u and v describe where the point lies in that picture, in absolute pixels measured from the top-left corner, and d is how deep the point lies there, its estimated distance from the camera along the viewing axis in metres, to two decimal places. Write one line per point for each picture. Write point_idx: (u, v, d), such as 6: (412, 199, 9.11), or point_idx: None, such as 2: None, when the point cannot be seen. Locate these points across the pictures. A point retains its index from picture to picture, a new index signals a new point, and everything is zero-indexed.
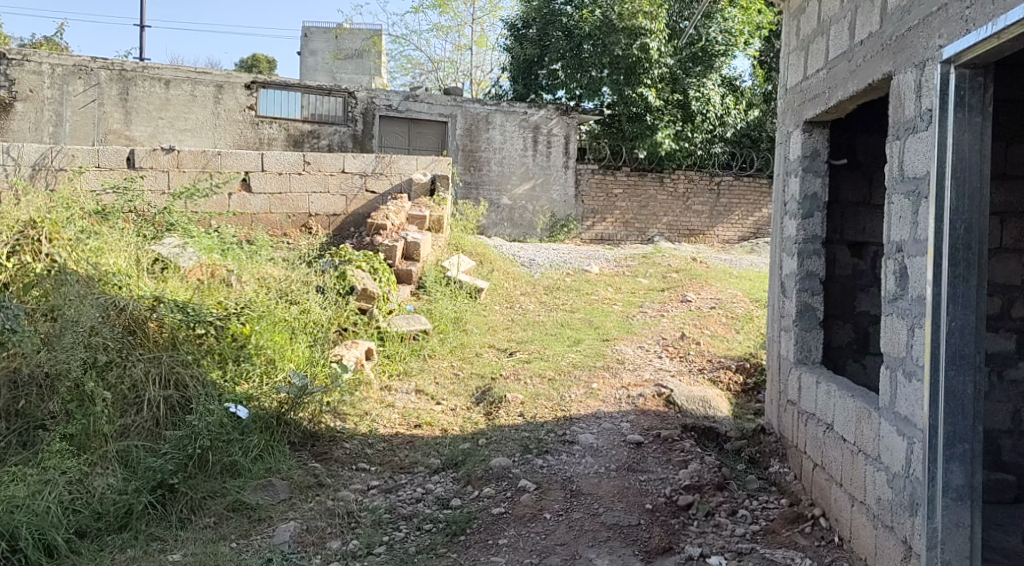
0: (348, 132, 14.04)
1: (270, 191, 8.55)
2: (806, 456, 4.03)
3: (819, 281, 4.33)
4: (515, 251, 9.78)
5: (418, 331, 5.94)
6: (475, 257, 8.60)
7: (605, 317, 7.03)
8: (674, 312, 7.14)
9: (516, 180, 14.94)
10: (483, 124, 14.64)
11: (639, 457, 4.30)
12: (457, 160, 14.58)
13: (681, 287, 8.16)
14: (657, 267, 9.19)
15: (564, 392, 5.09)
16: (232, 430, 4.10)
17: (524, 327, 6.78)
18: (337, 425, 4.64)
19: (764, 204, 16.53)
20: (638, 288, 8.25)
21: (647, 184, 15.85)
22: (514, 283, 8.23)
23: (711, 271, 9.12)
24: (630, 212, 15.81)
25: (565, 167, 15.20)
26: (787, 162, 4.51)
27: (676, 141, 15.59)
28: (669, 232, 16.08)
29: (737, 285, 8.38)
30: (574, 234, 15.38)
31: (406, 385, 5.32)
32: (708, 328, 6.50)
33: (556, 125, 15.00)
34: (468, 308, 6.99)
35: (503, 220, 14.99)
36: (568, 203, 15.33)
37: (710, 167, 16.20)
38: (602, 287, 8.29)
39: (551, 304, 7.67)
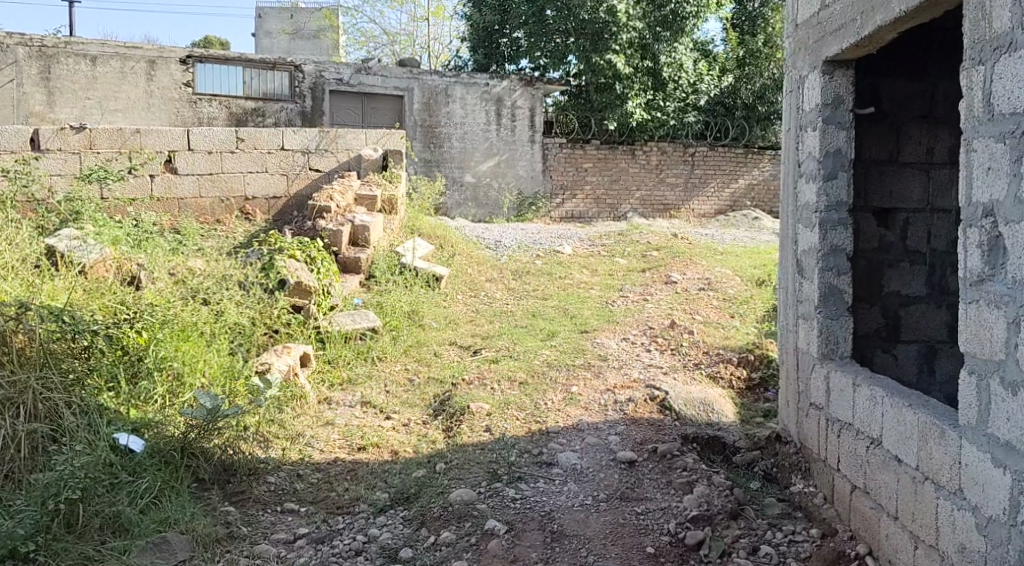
0: (297, 109, 13.05)
1: (200, 171, 7.63)
2: (841, 476, 3.24)
3: (846, 257, 3.54)
4: (480, 232, 8.93)
5: (365, 329, 5.07)
6: (434, 240, 7.73)
7: (583, 304, 6.21)
8: (658, 294, 6.35)
9: (479, 156, 14.08)
10: (442, 98, 13.73)
11: (633, 480, 3.50)
12: (416, 138, 13.69)
13: (664, 266, 7.37)
14: (635, 245, 8.39)
15: (538, 398, 4.26)
16: (120, 472, 3.27)
17: (491, 319, 5.94)
18: (259, 452, 3.78)
19: (740, 174, 15.84)
20: (616, 269, 7.46)
21: (618, 157, 15.06)
22: (478, 269, 7.37)
23: (694, 247, 8.35)
24: (601, 188, 15.02)
25: (531, 141, 14.39)
26: (801, 114, 3.71)
27: (648, 110, 14.98)
28: (643, 207, 15.32)
29: (725, 263, 7.61)
30: (543, 213, 14.60)
31: (350, 397, 4.46)
32: (701, 314, 5.71)
33: (520, 97, 14.18)
34: (426, 299, 6.13)
35: (467, 200, 14.14)
36: (535, 179, 14.52)
37: (683, 137, 15.46)
38: (576, 269, 7.47)
39: (520, 291, 6.83)
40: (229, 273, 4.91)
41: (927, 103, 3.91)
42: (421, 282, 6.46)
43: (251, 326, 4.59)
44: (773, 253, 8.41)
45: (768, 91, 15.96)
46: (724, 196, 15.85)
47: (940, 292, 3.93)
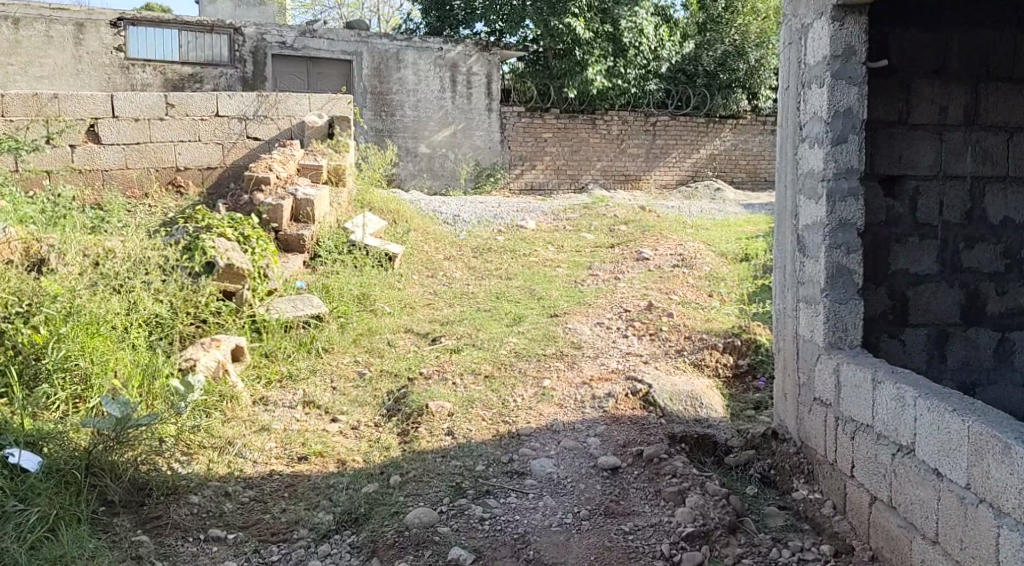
0: (239, 76, 12.26)
1: (126, 141, 6.93)
2: (855, 485, 2.82)
3: (856, 233, 3.10)
4: (436, 206, 8.35)
5: (307, 316, 4.54)
6: (387, 214, 7.17)
7: (550, 286, 5.73)
8: (628, 274, 5.91)
9: (434, 126, 13.47)
10: (393, 63, 13.08)
11: (617, 491, 3.04)
12: (366, 106, 13.03)
13: (634, 242, 6.93)
14: (602, 219, 7.92)
15: (505, 394, 3.78)
16: (7, 499, 2.70)
17: (451, 304, 5.44)
18: (179, 467, 3.23)
19: (701, 144, 15.45)
20: (583, 245, 7.02)
21: (578, 127, 14.59)
22: (436, 246, 6.83)
23: (663, 221, 7.92)
24: (561, 158, 14.58)
25: (488, 110, 13.85)
26: (804, 68, 3.24)
27: (608, 78, 14.42)
28: (604, 178, 14.90)
29: (697, 237, 7.20)
30: (501, 184, 14.10)
31: (290, 396, 3.92)
32: (679, 293, 5.28)
33: (476, 63, 13.60)
34: (378, 281, 5.59)
35: (422, 172, 13.54)
36: (493, 150, 14.00)
37: (644, 106, 15.02)
38: (541, 245, 6.99)
39: (482, 270, 6.32)
40: (146, 254, 4.30)
41: (940, 58, 3.48)
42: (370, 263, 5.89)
43: (171, 317, 4.01)
44: (745, 225, 8.02)
45: (730, 58, 15.54)
46: (686, 166, 15.46)
47: (953, 269, 3.52)
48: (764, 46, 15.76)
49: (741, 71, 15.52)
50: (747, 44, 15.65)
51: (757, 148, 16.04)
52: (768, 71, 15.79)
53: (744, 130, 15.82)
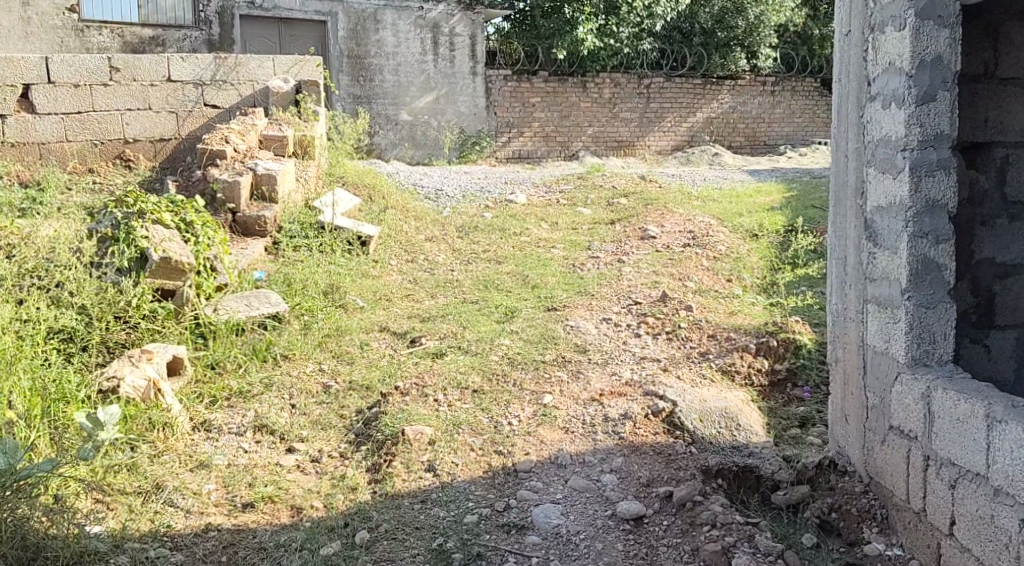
0: (204, 38, 11.39)
1: (65, 110, 6.13)
2: (955, 547, 2.23)
3: (947, 217, 2.43)
4: (418, 179, 7.62)
5: (263, 316, 3.84)
6: (362, 189, 6.44)
7: (545, 273, 5.06)
8: (633, 257, 5.24)
9: (416, 91, 12.69)
10: (371, 24, 12.24)
11: (647, 552, 2.38)
12: (343, 70, 12.20)
13: (637, 218, 6.26)
14: (599, 192, 7.22)
15: (499, 415, 3.12)
16: None
17: (434, 296, 4.75)
18: (88, 525, 2.51)
19: (697, 108, 14.82)
20: (580, 221, 6.35)
21: (568, 91, 13.85)
22: (417, 226, 6.13)
23: (666, 192, 7.23)
24: (551, 124, 13.84)
25: (473, 73, 13.07)
26: (875, 6, 2.53)
27: (600, 37, 13.61)
28: (596, 144, 14.20)
29: (706, 210, 6.52)
30: (487, 153, 13.36)
31: (238, 419, 3.22)
32: (694, 280, 4.62)
33: (459, 24, 12.79)
34: (350, 268, 4.89)
35: (403, 140, 12.78)
36: (478, 116, 13.26)
37: (638, 67, 14.23)
38: (533, 223, 6.30)
39: (468, 252, 5.63)
40: (54, 249, 3.58)
41: None
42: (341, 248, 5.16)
43: (86, 329, 3.30)
44: (755, 196, 7.34)
45: (728, 15, 14.74)
46: (681, 131, 14.83)
47: None
48: (763, 3, 14.88)
49: (740, 29, 14.76)
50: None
51: (756, 111, 15.37)
52: (767, 29, 15.03)
53: (742, 92, 15.17)
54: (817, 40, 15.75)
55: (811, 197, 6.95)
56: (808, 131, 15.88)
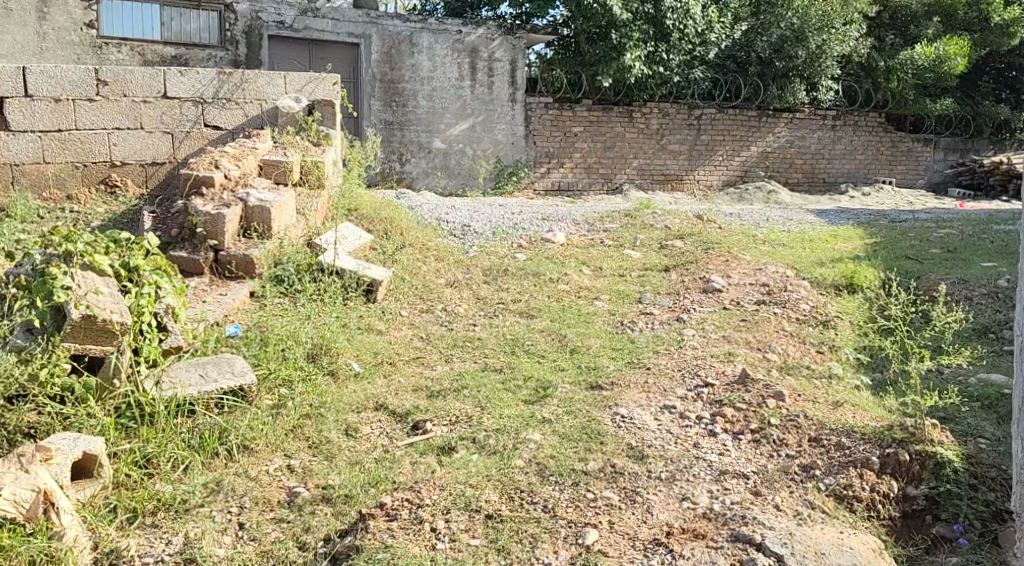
0: (229, 58, 10.76)
1: (43, 128, 5.40)
2: None
3: None
4: (443, 212, 6.77)
5: (220, 393, 2.93)
6: (377, 222, 5.59)
7: (587, 332, 4.14)
8: (695, 318, 4.27)
9: (451, 117, 12.04)
10: (406, 47, 11.58)
11: None
12: (374, 95, 11.53)
13: (696, 265, 5.32)
14: (649, 233, 6.29)
15: (521, 561, 2.18)
16: None
17: (449, 359, 3.85)
18: None
19: (751, 140, 14.10)
20: (629, 266, 5.43)
21: (612, 120, 13.12)
22: (437, 268, 5.28)
23: (728, 235, 6.29)
24: (593, 155, 13.16)
25: (512, 100, 12.45)
26: None
27: (648, 65, 12.72)
28: (641, 177, 13.51)
29: (778, 259, 5.57)
30: (524, 184, 12.75)
31: (158, 548, 2.37)
32: (777, 354, 3.67)
33: (499, 48, 12.20)
34: (349, 322, 4.02)
35: (435, 169, 12.11)
36: (515, 145, 12.61)
37: (689, 97, 13.42)
38: (573, 267, 5.39)
39: (494, 301, 4.75)
40: None
41: None
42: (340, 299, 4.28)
43: None
44: (831, 242, 6.40)
45: (787, 44, 13.56)
46: (734, 165, 14.13)
47: None
48: (826, 30, 13.56)
49: (800, 59, 13.65)
50: (807, 28, 13.46)
51: (816, 145, 14.56)
52: (830, 59, 13.84)
53: (801, 125, 14.37)
54: (881, 73, 14.38)
55: (900, 245, 5.96)
56: (870, 169, 15.01)
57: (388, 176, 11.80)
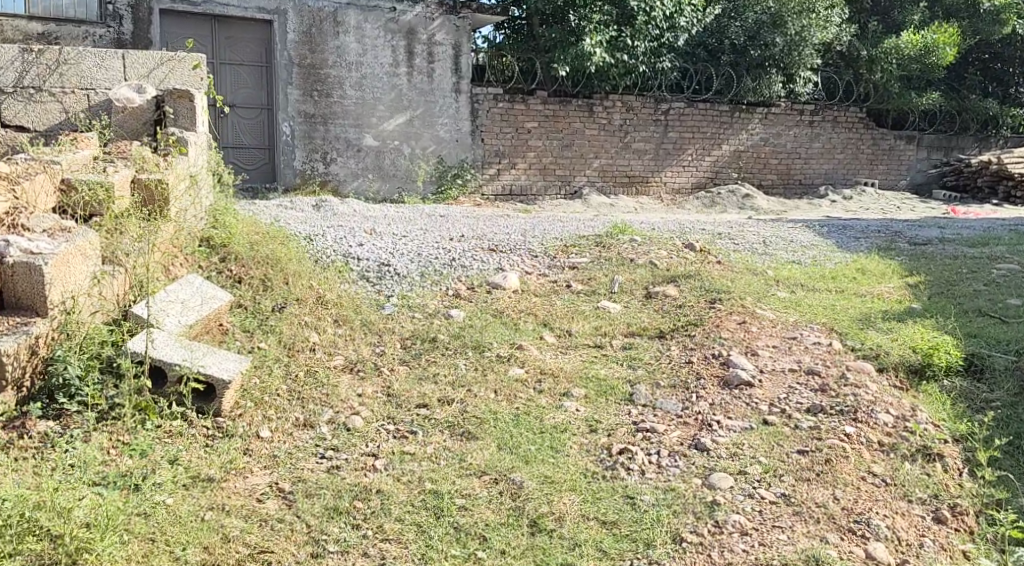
0: (112, 36, 9.12)
1: None
2: None
3: None
4: (356, 240, 5.11)
5: None
6: (254, 270, 4.01)
7: (556, 477, 2.55)
8: (725, 444, 2.72)
9: (383, 110, 10.44)
10: (329, 26, 10.00)
11: None
12: (292, 82, 9.96)
13: (702, 331, 3.79)
14: (629, 273, 4.77)
15: None
16: None
17: (317, 549, 2.24)
18: None
19: (724, 138, 12.67)
20: (610, 331, 3.91)
21: (570, 115, 11.60)
22: (332, 337, 3.66)
23: (734, 275, 4.79)
24: (549, 155, 11.62)
25: (456, 90, 10.83)
26: None
27: (611, 52, 11.13)
28: (602, 179, 12.01)
29: (812, 320, 4.07)
30: (471, 188, 11.14)
31: None
32: (888, 545, 2.27)
33: (439, 30, 10.61)
34: (171, 478, 2.44)
35: (365, 171, 10.50)
36: (461, 143, 11.00)
37: (655, 89, 11.92)
38: (529, 333, 3.84)
39: (411, 399, 3.14)
40: None
41: None
42: (146, 428, 2.65)
43: None
44: (864, 282, 4.95)
45: (763, 29, 12.10)
46: (705, 166, 12.69)
47: None
48: (807, 14, 12.14)
49: (776, 47, 12.17)
50: (785, 12, 12.06)
51: (791, 143, 13.20)
52: (809, 47, 12.39)
53: (776, 121, 12.99)
54: (864, 63, 13.14)
55: (961, 292, 4.54)
56: (850, 170, 13.72)
57: (308, 180, 10.26)
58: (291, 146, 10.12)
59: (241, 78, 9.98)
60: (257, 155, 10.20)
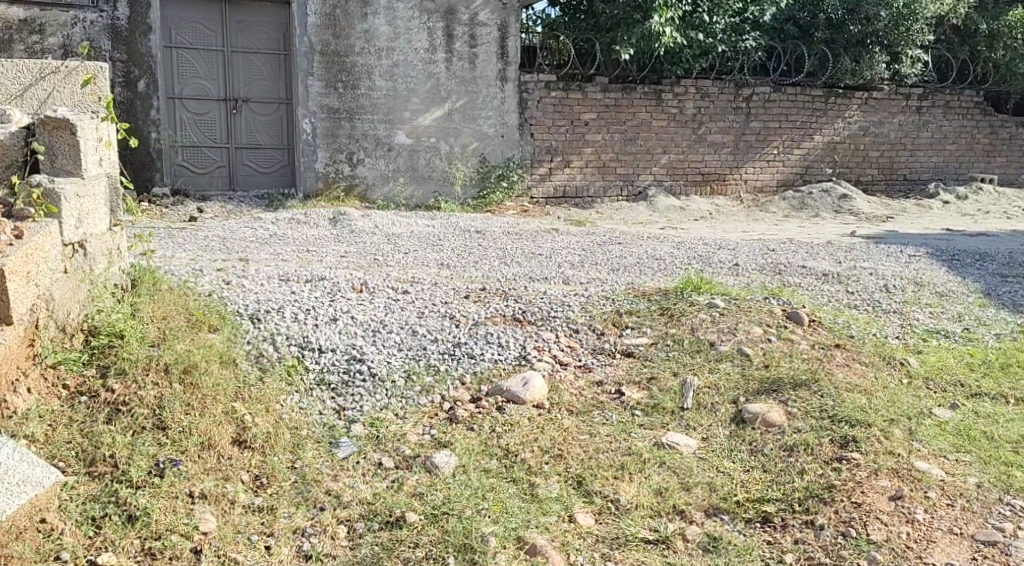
0: (105, 22, 7.96)
1: None
2: None
3: None
4: (331, 306, 3.76)
5: None
6: (145, 388, 2.69)
7: None
8: None
9: (418, 102, 9.07)
10: (356, 7, 8.69)
11: None
12: (312, 72, 8.67)
13: (834, 520, 2.39)
14: (709, 373, 3.33)
15: None
16: None
17: None
18: None
19: (816, 128, 10.90)
20: (688, 502, 2.49)
21: (635, 104, 10.01)
22: (238, 521, 2.37)
23: (864, 378, 3.30)
24: (609, 150, 10.06)
25: (502, 79, 9.38)
26: None
27: (683, 30, 9.67)
28: (670, 178, 10.40)
29: (1006, 488, 2.58)
30: (518, 191, 9.71)
31: None
32: None
33: (483, 9, 9.19)
34: None
35: (397, 173, 9.16)
36: (507, 139, 9.56)
37: (735, 72, 10.25)
38: (555, 506, 2.47)
39: None
40: None
41: None
42: None
43: None
44: None
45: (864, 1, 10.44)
46: (792, 161, 10.94)
47: None
48: None
49: (881, 22, 10.43)
50: None
51: (895, 133, 11.33)
52: (919, 22, 10.62)
53: (877, 107, 11.15)
54: (983, 39, 11.23)
55: None
56: (964, 163, 11.75)
57: (332, 184, 8.97)
58: (313, 146, 8.83)
59: (255, 68, 8.74)
60: (275, 156, 8.98)
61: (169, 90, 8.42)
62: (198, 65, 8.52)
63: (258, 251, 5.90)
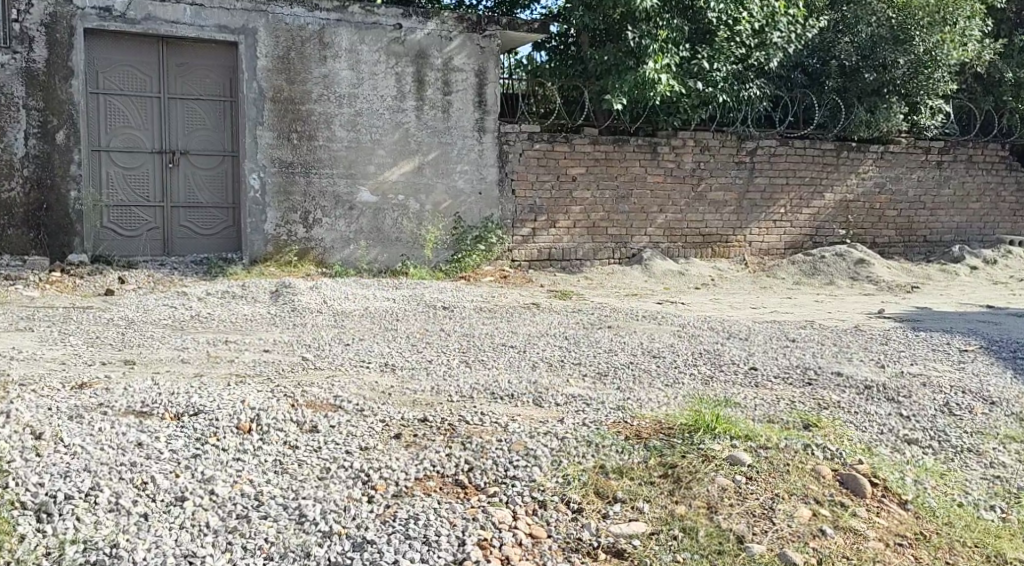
0: (19, 65, 6.93)
1: None
2: None
3: None
4: (184, 472, 2.60)
5: None
6: None
7: None
8: None
9: (384, 155, 8.01)
10: (314, 49, 7.69)
11: None
12: (262, 121, 7.59)
13: None
14: None
15: None
16: None
17: None
18: None
19: (828, 185, 9.88)
20: None
21: (628, 158, 8.98)
22: None
23: None
24: (600, 209, 8.96)
25: (479, 129, 8.36)
26: None
27: (681, 78, 8.64)
28: (668, 239, 9.31)
29: None
30: (497, 255, 8.59)
31: None
32: None
33: (459, 53, 8.21)
34: None
35: (358, 235, 8.04)
36: (484, 197, 8.48)
37: (738, 123, 9.28)
38: None
39: None
40: None
41: None
42: None
43: None
44: None
45: (881, 47, 9.45)
46: (802, 221, 9.87)
47: None
48: (939, 28, 9.42)
49: (898, 69, 9.46)
50: (910, 24, 9.42)
51: (914, 190, 10.32)
52: (941, 69, 9.60)
53: (894, 162, 10.16)
54: (1008, 87, 10.24)
55: None
56: (988, 224, 10.74)
57: (282, 248, 7.81)
58: (261, 205, 7.69)
59: (196, 116, 7.68)
60: (218, 216, 7.88)
61: (93, 141, 7.35)
62: (129, 113, 7.46)
63: (156, 348, 4.74)
